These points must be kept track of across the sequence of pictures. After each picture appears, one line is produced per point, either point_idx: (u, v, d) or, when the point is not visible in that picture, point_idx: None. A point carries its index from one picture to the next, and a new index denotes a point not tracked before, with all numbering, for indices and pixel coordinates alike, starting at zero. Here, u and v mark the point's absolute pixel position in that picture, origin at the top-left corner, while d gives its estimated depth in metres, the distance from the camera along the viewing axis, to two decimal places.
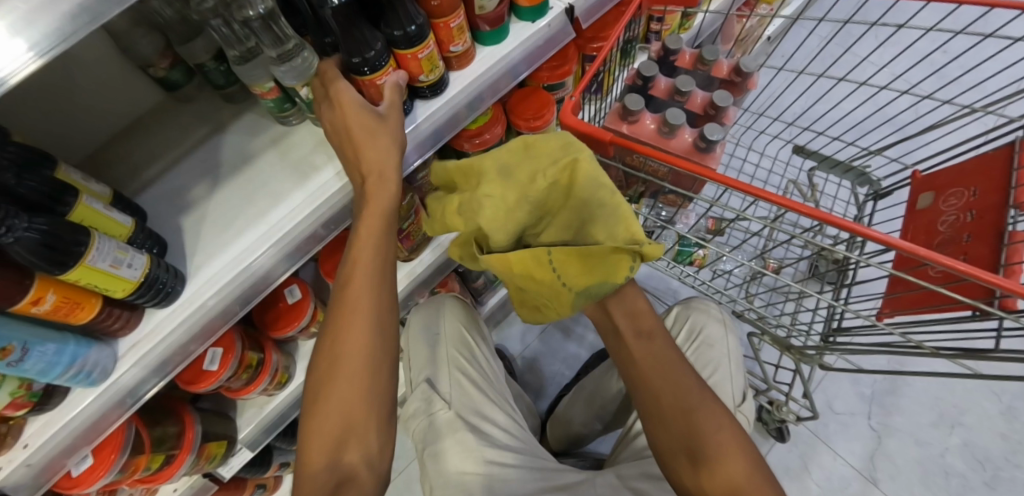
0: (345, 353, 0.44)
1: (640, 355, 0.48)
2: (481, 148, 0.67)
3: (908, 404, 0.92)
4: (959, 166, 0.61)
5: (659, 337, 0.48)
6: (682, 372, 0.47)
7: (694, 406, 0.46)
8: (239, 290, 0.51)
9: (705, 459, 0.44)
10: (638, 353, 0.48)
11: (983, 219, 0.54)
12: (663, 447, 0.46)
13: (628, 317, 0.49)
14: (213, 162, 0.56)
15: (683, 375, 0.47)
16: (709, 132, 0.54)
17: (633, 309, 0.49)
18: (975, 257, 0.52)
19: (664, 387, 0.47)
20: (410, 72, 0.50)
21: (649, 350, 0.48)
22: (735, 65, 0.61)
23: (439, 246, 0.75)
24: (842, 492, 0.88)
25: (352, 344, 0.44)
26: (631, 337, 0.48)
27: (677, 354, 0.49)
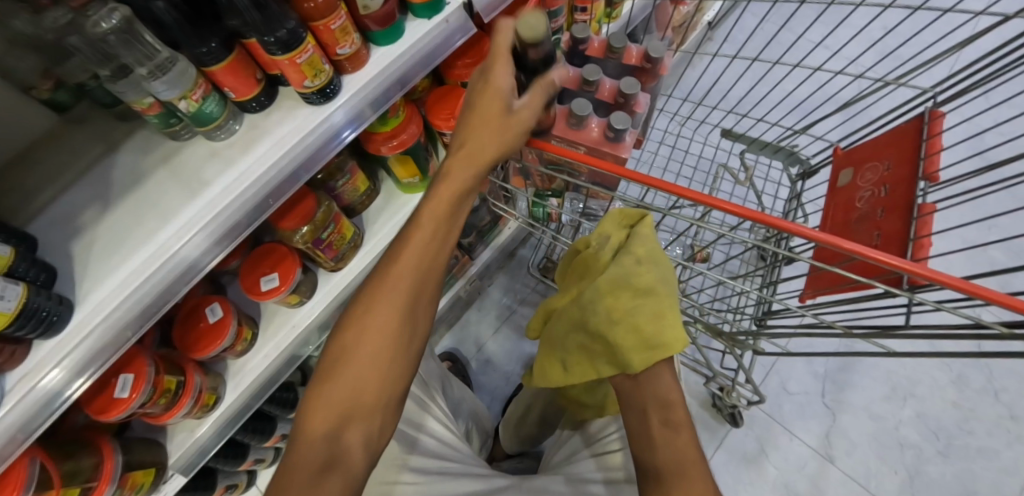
0: (382, 312, 0.44)
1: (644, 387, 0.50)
2: (399, 150, 0.65)
3: (862, 379, 0.92)
4: (879, 140, 0.60)
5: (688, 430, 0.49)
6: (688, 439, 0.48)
7: (677, 467, 0.46)
8: (132, 313, 0.49)
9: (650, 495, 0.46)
10: (659, 436, 0.48)
11: (895, 193, 0.52)
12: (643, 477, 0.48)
13: (660, 404, 0.50)
14: (106, 183, 0.54)
15: (689, 448, 0.47)
16: (616, 120, 0.53)
17: (666, 397, 0.50)
18: (889, 231, 0.51)
19: (643, 443, 0.49)
20: (293, 77, 0.48)
21: (672, 440, 0.48)
22: (644, 52, 0.60)
23: (368, 254, 0.74)
24: (801, 472, 0.87)
25: (406, 283, 0.45)
26: (658, 424, 0.49)
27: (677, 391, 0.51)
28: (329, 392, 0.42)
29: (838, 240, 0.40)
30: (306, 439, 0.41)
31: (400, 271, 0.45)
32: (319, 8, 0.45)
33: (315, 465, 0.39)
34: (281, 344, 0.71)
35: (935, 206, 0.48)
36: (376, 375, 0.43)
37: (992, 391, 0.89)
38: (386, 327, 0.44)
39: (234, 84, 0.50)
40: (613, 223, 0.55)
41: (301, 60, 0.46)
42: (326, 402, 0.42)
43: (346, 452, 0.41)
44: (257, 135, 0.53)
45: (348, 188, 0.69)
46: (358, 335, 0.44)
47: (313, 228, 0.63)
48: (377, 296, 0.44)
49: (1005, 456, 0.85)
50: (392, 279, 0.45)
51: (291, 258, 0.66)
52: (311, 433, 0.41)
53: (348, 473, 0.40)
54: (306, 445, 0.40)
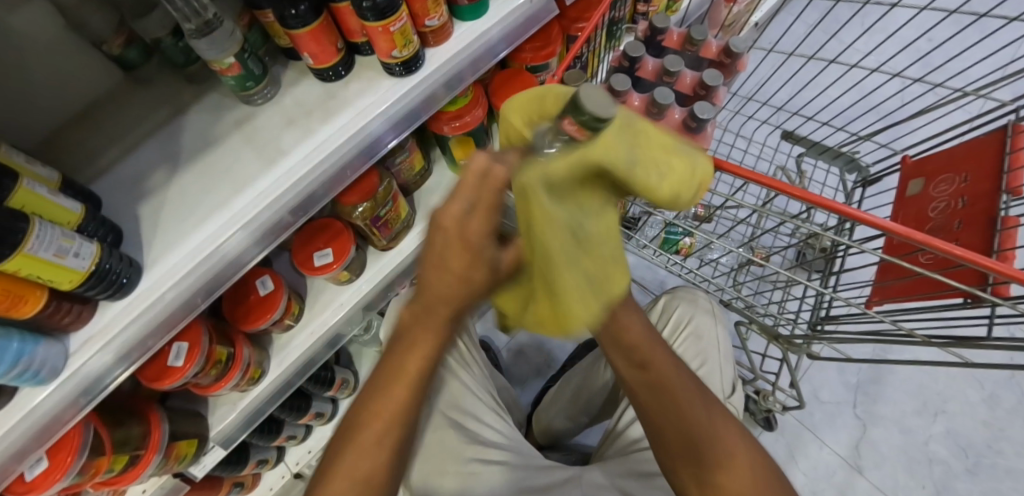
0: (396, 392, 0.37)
1: (634, 378, 0.48)
2: (461, 131, 0.64)
3: (893, 392, 0.94)
4: (953, 151, 0.59)
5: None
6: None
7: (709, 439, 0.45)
8: (201, 279, 0.48)
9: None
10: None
11: (974, 206, 0.52)
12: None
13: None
14: (174, 146, 0.52)
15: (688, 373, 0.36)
16: (699, 110, 0.52)
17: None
18: (968, 243, 0.51)
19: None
20: (381, 46, 0.47)
21: (644, 380, 0.48)
22: (724, 46, 0.58)
23: (419, 235, 0.73)
24: (829, 481, 0.89)
25: (413, 372, 0.36)
26: (631, 371, 0.48)
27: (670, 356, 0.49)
28: (339, 468, 0.38)
29: (930, 239, 0.40)
30: None
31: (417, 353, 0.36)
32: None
33: None
34: (328, 321, 0.70)
35: (1020, 219, 0.48)
36: (380, 458, 0.38)
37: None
38: (398, 409, 0.37)
39: (316, 50, 0.48)
40: (525, 105, 0.37)
41: (395, 28, 0.45)
42: (341, 473, 0.38)
43: None
44: (333, 103, 0.52)
45: (404, 166, 0.67)
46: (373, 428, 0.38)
47: (373, 205, 0.62)
48: (406, 358, 0.36)
49: None
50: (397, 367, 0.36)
51: (347, 235, 0.65)
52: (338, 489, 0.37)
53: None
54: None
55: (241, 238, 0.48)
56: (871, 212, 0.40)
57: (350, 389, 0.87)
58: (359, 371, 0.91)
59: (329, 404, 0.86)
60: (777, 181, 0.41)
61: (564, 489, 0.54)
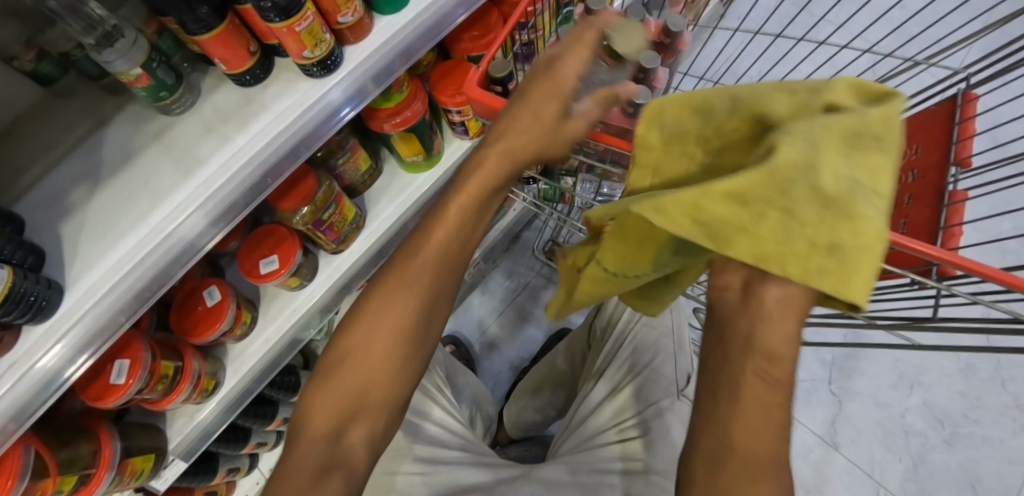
0: (396, 306, 0.38)
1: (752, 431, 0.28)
2: (402, 127, 0.62)
3: (869, 367, 0.93)
4: (905, 123, 0.57)
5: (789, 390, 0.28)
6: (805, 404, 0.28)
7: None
8: (125, 296, 0.47)
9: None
10: (746, 400, 0.28)
11: (924, 179, 0.50)
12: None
13: (761, 350, 0.28)
14: (96, 161, 0.50)
15: (772, 404, 0.28)
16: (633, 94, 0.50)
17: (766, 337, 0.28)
18: (915, 219, 0.48)
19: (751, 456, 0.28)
20: (291, 47, 0.45)
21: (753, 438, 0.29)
22: (662, 25, 0.56)
23: (371, 235, 0.72)
24: (805, 459, 0.89)
25: (424, 279, 0.38)
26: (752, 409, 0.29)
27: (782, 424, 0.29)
28: (332, 383, 0.38)
29: None
30: (306, 436, 0.38)
31: (406, 275, 0.38)
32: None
33: (316, 465, 0.36)
34: (282, 327, 0.69)
35: (967, 194, 0.47)
36: (383, 380, 0.38)
37: (998, 380, 0.90)
38: (398, 328, 0.38)
39: (224, 55, 0.46)
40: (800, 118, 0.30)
41: (301, 27, 0.43)
42: (332, 389, 0.38)
43: (343, 456, 0.37)
44: (253, 108, 0.50)
45: (349, 166, 0.66)
46: (358, 359, 0.38)
47: (314, 209, 0.61)
48: (395, 281, 0.38)
49: (1009, 444, 0.87)
50: (387, 292, 0.38)
51: (291, 240, 0.63)
52: (310, 434, 0.37)
53: (350, 472, 0.37)
54: (308, 440, 0.37)
55: (166, 251, 0.47)
56: None
57: None
58: None
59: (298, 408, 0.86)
60: None
61: (514, 485, 0.54)
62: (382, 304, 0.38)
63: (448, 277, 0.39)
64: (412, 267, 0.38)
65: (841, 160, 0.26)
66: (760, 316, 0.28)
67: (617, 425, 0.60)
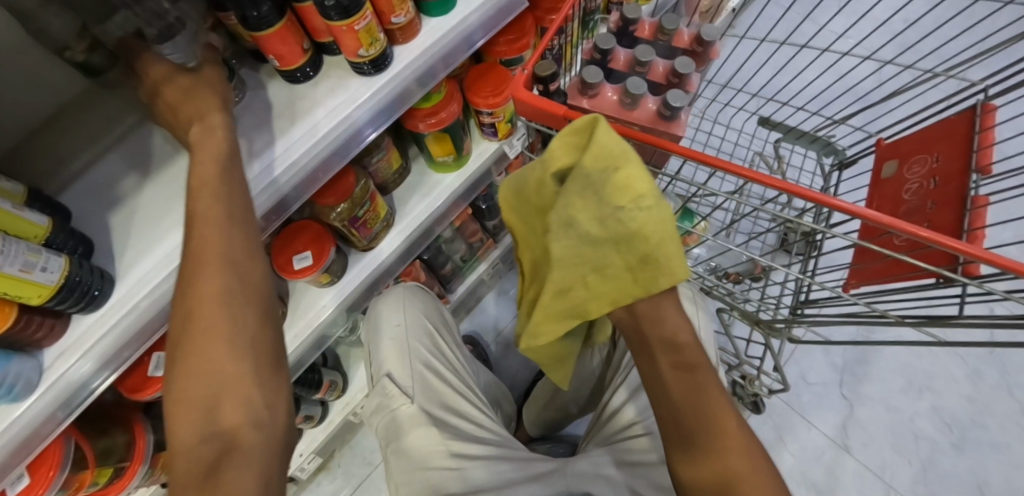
0: (213, 278, 0.35)
1: (676, 390, 0.39)
2: (437, 127, 0.63)
3: (879, 371, 0.95)
4: (925, 132, 0.60)
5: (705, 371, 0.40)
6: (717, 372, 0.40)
7: (718, 448, 0.37)
8: (177, 286, 0.47)
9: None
10: (674, 387, 0.39)
11: (946, 185, 0.52)
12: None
13: (667, 347, 0.41)
14: (145, 153, 0.51)
15: (709, 388, 0.39)
16: (672, 98, 0.52)
17: (674, 337, 0.41)
18: (940, 223, 0.51)
19: (701, 426, 0.38)
20: (348, 45, 0.47)
21: (687, 384, 0.39)
22: (696, 35, 0.58)
23: (402, 232, 0.72)
24: (817, 461, 0.91)
25: (220, 235, 0.36)
26: (669, 369, 0.40)
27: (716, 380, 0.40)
28: (179, 392, 0.34)
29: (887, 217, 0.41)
30: (173, 454, 0.32)
31: (212, 248, 0.36)
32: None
33: (201, 467, 0.31)
34: (311, 324, 0.68)
35: (989, 199, 0.49)
36: (224, 345, 0.34)
37: (1004, 386, 0.93)
38: (221, 297, 0.35)
39: (281, 51, 0.48)
40: (566, 145, 0.42)
41: (359, 26, 0.45)
42: (183, 396, 0.34)
43: (231, 438, 0.32)
44: (303, 105, 0.52)
45: (382, 165, 0.67)
46: (198, 345, 0.34)
47: (350, 206, 0.62)
48: (197, 265, 0.35)
49: (1016, 449, 0.89)
50: (197, 286, 0.35)
51: (325, 237, 0.64)
52: (178, 441, 0.32)
53: (245, 454, 0.32)
54: (178, 459, 0.32)
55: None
56: (839, 196, 0.40)
57: (338, 390, 0.87)
58: (348, 373, 0.91)
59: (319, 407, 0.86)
60: (746, 170, 0.41)
61: None
62: (196, 289, 0.35)
63: (241, 222, 0.38)
64: (205, 231, 0.36)
65: (594, 202, 0.40)
66: (660, 321, 0.42)
67: (629, 430, 0.60)
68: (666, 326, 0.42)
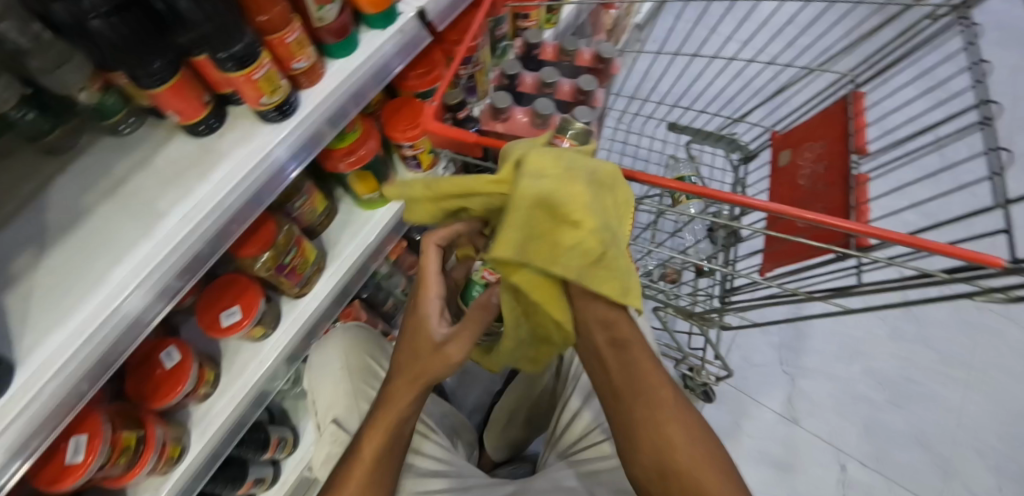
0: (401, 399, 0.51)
1: (611, 364, 0.46)
2: (358, 165, 0.63)
3: (816, 342, 1.02)
4: (809, 122, 0.66)
5: (630, 342, 0.46)
6: (645, 352, 0.46)
7: (663, 428, 0.43)
8: (91, 362, 0.43)
9: (669, 476, 0.42)
10: (610, 360, 0.46)
11: (833, 168, 0.58)
12: (641, 479, 0.44)
13: (603, 323, 0.46)
14: (40, 226, 0.48)
15: (655, 377, 0.45)
16: (578, 115, 0.55)
17: (605, 318, 0.46)
18: (831, 202, 0.55)
19: (629, 390, 0.44)
20: (249, 94, 0.47)
21: (621, 359, 0.45)
22: (594, 53, 0.62)
23: (335, 274, 0.71)
24: (773, 438, 0.95)
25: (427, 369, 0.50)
26: (605, 346, 0.46)
27: (652, 360, 0.46)
28: (352, 466, 0.51)
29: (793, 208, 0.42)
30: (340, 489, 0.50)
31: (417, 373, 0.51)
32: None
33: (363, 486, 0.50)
34: (249, 382, 0.66)
35: (868, 176, 0.55)
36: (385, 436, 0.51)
37: (922, 340, 1.03)
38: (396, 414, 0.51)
39: (179, 106, 0.46)
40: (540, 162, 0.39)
41: (258, 75, 0.45)
42: (353, 469, 0.50)
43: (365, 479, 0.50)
44: (209, 159, 0.51)
45: (306, 209, 0.66)
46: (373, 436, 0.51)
47: (275, 253, 0.60)
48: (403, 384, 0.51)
49: (940, 396, 0.98)
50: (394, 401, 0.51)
51: (253, 288, 0.62)
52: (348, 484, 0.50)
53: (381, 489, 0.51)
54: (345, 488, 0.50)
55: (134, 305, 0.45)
56: (745, 193, 0.41)
57: (289, 446, 0.83)
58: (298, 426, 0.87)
59: (269, 467, 0.81)
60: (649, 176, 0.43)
61: None
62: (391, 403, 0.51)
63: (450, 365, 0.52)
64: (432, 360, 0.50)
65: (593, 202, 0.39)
66: (592, 313, 0.46)
67: (584, 439, 0.62)
68: (592, 312, 0.46)
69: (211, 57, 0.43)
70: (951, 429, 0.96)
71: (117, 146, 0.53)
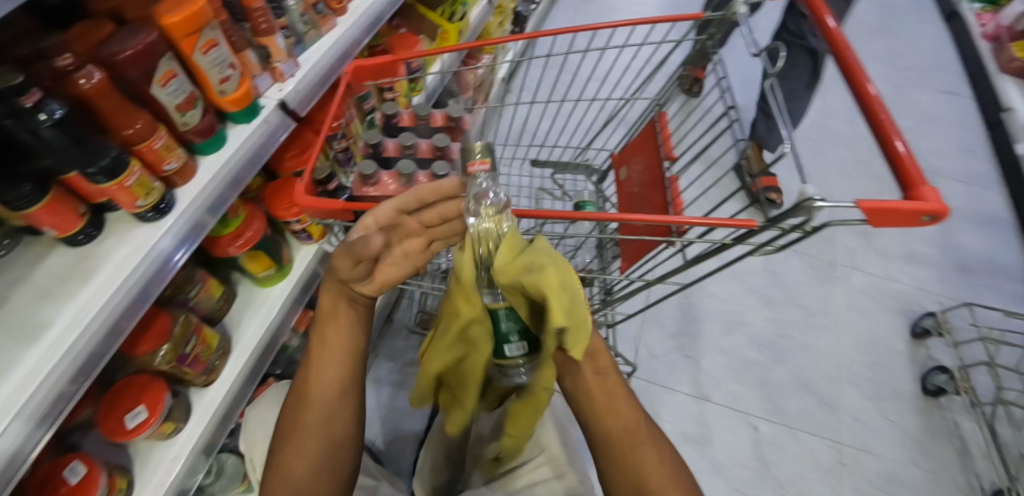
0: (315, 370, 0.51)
1: (595, 390, 0.49)
2: (247, 247, 0.68)
3: (704, 324, 1.26)
4: (634, 141, 0.80)
5: (613, 374, 0.50)
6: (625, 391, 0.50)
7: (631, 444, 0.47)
8: None
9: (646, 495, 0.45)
10: (597, 392, 0.49)
11: (653, 174, 0.71)
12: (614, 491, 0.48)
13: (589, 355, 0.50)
14: None
15: (629, 408, 0.48)
16: (438, 168, 0.64)
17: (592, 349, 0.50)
18: (657, 201, 0.68)
19: (613, 423, 0.47)
20: (122, 200, 0.48)
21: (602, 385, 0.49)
22: (446, 115, 0.73)
23: (241, 356, 0.72)
24: (687, 417, 1.13)
25: (334, 336, 0.52)
26: (590, 375, 0.49)
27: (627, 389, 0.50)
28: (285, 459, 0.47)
29: (616, 214, 0.53)
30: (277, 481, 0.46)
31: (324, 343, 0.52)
32: (97, 90, 0.42)
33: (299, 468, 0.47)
34: (163, 482, 0.63)
35: (677, 176, 0.68)
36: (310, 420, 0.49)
37: (767, 301, 1.31)
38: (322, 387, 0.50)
39: (55, 221, 0.46)
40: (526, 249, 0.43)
41: (130, 182, 0.47)
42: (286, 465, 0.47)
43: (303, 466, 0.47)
44: (90, 264, 0.50)
45: (202, 297, 0.68)
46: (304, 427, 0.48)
47: (174, 345, 0.61)
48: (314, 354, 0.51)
49: (796, 343, 1.26)
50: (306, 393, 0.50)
51: (157, 384, 0.61)
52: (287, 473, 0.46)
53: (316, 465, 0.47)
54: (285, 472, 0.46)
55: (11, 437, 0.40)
56: (578, 209, 0.51)
57: None
58: None
59: None
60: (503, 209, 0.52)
61: None
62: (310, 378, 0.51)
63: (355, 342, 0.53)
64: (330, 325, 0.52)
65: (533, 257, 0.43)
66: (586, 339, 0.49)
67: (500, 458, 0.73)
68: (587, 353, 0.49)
69: (77, 174, 0.45)
70: (812, 371, 1.22)
71: None
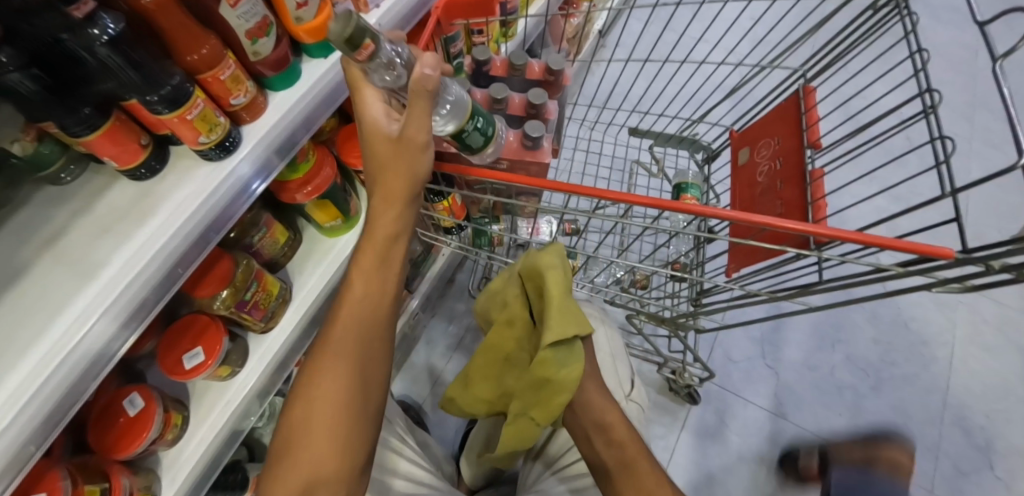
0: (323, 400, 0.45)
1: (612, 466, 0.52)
2: (315, 194, 0.63)
3: (793, 335, 1.12)
4: (763, 119, 0.65)
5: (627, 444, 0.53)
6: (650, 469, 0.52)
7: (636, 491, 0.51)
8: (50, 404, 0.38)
9: None
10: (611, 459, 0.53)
11: (788, 164, 0.57)
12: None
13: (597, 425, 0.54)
14: None
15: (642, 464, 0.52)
16: (530, 129, 0.54)
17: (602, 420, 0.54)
18: (789, 200, 0.55)
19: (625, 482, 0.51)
20: (186, 135, 0.44)
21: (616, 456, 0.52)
22: (544, 66, 0.62)
23: (301, 305, 0.70)
24: (758, 433, 1.02)
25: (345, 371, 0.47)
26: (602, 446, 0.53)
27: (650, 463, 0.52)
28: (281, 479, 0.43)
29: (748, 215, 0.42)
30: None
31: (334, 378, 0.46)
32: (158, 6, 0.36)
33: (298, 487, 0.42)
34: (216, 423, 0.64)
35: (823, 170, 0.54)
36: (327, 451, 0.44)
37: (872, 320, 1.14)
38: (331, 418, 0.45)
39: (114, 152, 0.42)
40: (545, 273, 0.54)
41: (192, 115, 0.42)
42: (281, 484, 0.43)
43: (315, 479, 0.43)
44: (151, 202, 0.46)
45: (266, 241, 0.65)
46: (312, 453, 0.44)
47: (234, 290, 0.58)
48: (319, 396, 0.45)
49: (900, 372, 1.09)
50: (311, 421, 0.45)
51: (215, 327, 0.59)
52: None
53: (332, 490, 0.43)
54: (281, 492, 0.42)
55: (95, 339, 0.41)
56: (708, 203, 0.40)
57: None
58: None
59: None
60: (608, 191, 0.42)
61: None
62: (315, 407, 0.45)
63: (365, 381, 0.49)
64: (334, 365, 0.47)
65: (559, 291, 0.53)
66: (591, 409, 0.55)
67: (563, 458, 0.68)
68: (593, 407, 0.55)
69: (139, 103, 0.40)
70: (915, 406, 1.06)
71: (58, 196, 0.47)
